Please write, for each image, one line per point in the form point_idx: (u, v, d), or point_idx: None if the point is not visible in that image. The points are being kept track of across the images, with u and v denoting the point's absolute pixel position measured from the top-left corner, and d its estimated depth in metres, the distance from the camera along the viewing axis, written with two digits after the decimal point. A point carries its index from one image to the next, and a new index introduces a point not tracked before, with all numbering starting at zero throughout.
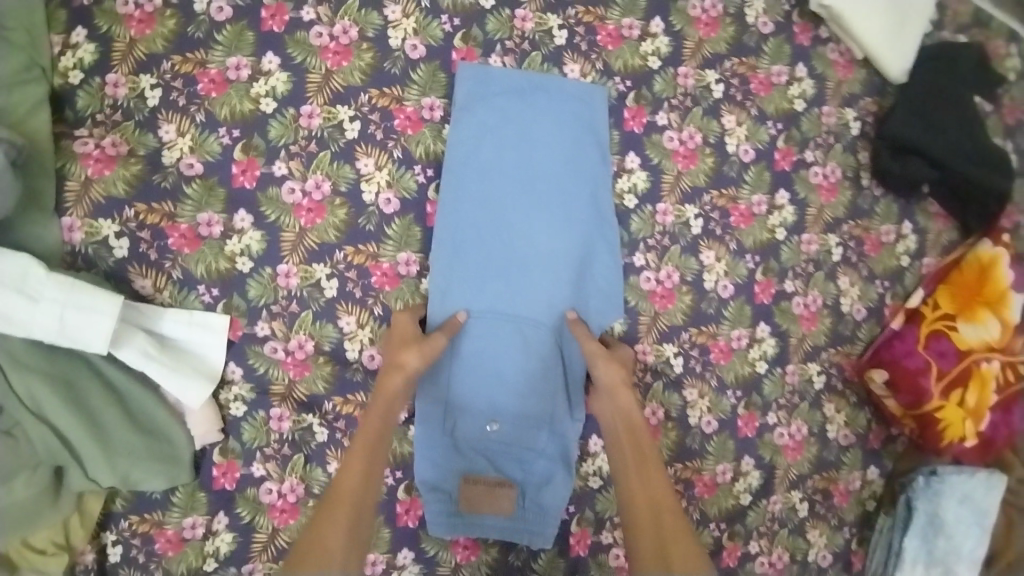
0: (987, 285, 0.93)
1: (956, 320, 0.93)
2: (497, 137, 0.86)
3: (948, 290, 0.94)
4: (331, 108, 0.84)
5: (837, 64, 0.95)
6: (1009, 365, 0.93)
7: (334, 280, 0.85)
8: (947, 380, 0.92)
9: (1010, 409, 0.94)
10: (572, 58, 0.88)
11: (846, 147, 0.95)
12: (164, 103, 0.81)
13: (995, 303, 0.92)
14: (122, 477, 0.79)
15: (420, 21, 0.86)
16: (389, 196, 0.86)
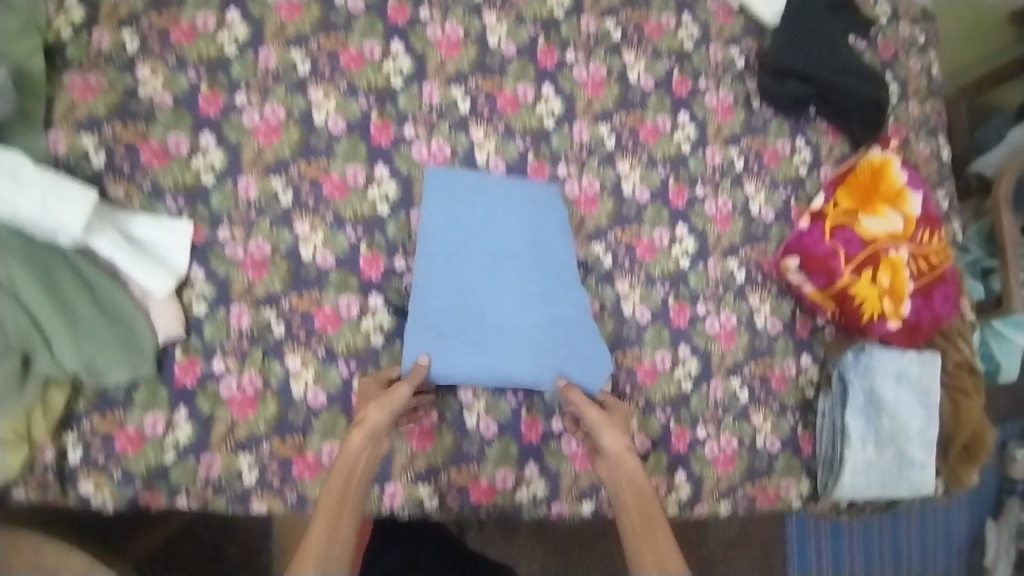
0: (881, 188, 1.05)
1: (857, 213, 1.03)
2: (457, 219, 0.97)
3: (846, 191, 1.05)
4: (264, 178, 0.94)
5: (714, 108, 1.07)
6: (919, 254, 1.04)
7: (282, 323, 0.92)
8: (857, 262, 1.01)
9: (930, 295, 1.04)
10: (476, 123, 1.02)
11: (732, 181, 1.07)
12: (106, 164, 0.90)
13: (893, 199, 1.05)
14: (87, 361, 0.83)
15: (339, 101, 0.98)
16: (326, 252, 0.95)
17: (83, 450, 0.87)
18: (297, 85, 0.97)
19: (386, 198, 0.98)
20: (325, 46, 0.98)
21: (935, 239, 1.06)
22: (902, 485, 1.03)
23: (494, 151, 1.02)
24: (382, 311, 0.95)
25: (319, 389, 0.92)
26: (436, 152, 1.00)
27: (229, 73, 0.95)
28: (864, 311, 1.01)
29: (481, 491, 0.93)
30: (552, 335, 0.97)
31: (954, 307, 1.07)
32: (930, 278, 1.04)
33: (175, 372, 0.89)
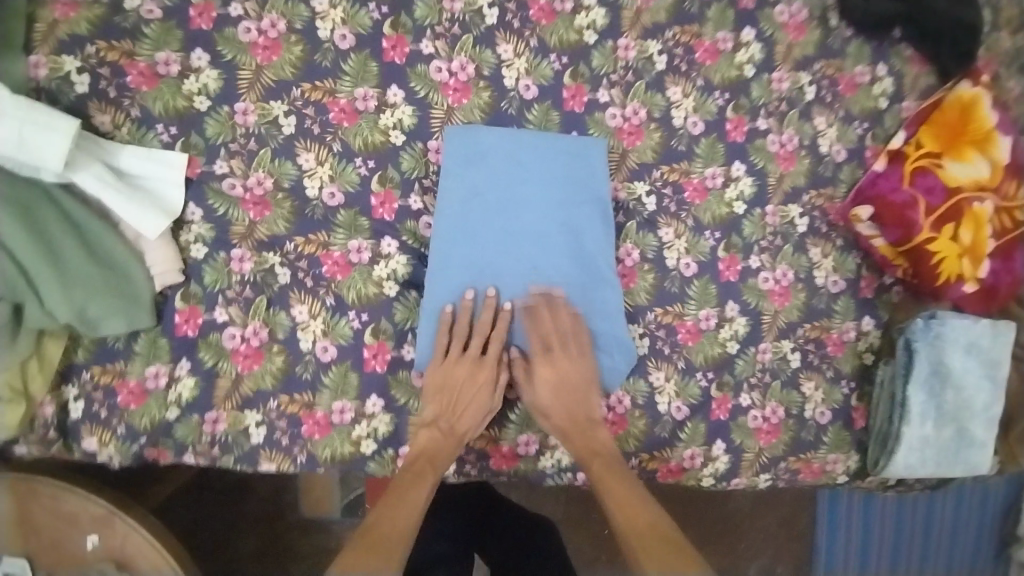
0: (970, 129, 0.89)
1: (942, 157, 0.89)
2: (491, 193, 0.85)
3: (930, 130, 0.89)
4: (264, 104, 0.82)
5: (788, 27, 0.90)
6: (1004, 209, 0.91)
7: (287, 269, 0.83)
8: (938, 215, 0.89)
9: (1011, 257, 0.92)
10: (505, 38, 0.87)
11: (801, 113, 0.91)
12: (92, 92, 0.79)
13: (982, 142, 0.90)
14: (79, 311, 0.75)
15: (347, 10, 0.84)
16: (334, 190, 0.84)
17: (86, 406, 0.81)
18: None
19: (399, 127, 0.85)
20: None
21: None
22: (960, 465, 0.93)
23: (525, 72, 0.87)
24: (397, 256, 0.84)
25: (328, 343, 0.83)
26: (458, 72, 0.86)
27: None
28: (937, 269, 0.90)
29: (502, 457, 0.86)
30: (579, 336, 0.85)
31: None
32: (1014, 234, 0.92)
33: (175, 321, 0.81)
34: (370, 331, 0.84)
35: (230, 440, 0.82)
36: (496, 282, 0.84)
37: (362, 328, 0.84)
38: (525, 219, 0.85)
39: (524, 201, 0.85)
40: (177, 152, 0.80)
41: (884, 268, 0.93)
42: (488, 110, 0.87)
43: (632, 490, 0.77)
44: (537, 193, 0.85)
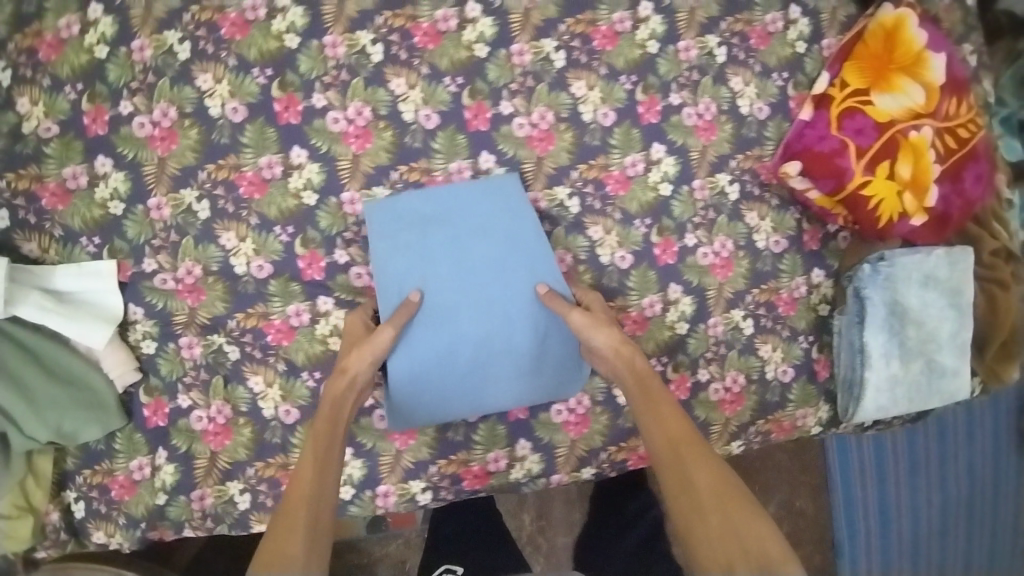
0: (895, 57, 0.88)
1: (870, 93, 0.87)
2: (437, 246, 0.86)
3: (855, 65, 0.88)
4: (175, 194, 0.84)
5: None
6: (945, 130, 0.89)
7: (234, 347, 0.86)
8: (872, 155, 0.87)
9: (959, 177, 0.91)
10: (394, 72, 0.86)
11: (716, 78, 0.90)
12: (19, 222, 0.83)
13: (910, 66, 0.88)
14: (55, 428, 0.80)
15: (232, 82, 0.84)
16: (261, 262, 0.86)
17: (87, 504, 0.86)
18: (183, 73, 0.83)
19: (310, 187, 0.86)
20: (202, 20, 0.83)
21: (964, 109, 0.91)
22: (935, 396, 0.92)
23: (423, 102, 0.87)
24: (335, 312, 0.87)
25: (290, 406, 0.87)
26: (356, 118, 0.86)
27: (107, 80, 0.83)
28: (881, 209, 0.88)
29: (474, 478, 0.89)
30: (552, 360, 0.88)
31: (986, 188, 0.93)
32: (959, 158, 0.90)
33: (144, 415, 0.86)
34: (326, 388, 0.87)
35: (219, 512, 0.87)
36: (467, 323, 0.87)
37: (318, 385, 0.87)
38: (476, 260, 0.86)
39: (480, 252, 0.86)
40: (105, 260, 0.83)
41: (823, 216, 0.91)
42: (394, 149, 0.87)
43: (733, 493, 0.69)
44: (482, 233, 0.87)
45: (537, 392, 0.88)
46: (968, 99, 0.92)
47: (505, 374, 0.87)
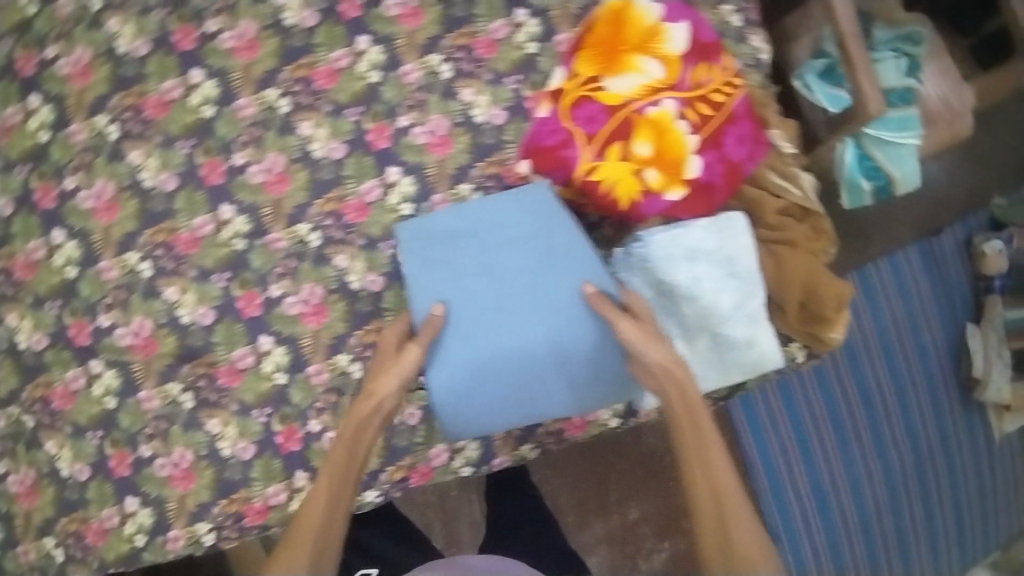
0: (625, 37, 0.94)
1: (597, 83, 0.93)
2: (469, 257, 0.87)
3: (582, 57, 0.94)
4: (292, 228, 0.90)
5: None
6: (692, 100, 0.93)
7: (358, 364, 0.90)
8: (604, 140, 0.91)
9: (721, 143, 0.94)
10: (464, 83, 0.94)
11: (736, 38, 0.99)
12: (158, 271, 0.89)
13: (640, 45, 0.93)
14: None
15: (331, 124, 0.91)
16: (374, 276, 0.91)
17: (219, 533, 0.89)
18: (285, 126, 0.90)
19: (407, 200, 0.92)
20: (297, 77, 0.91)
21: (717, 71, 0.95)
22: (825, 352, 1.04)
23: (491, 102, 0.94)
24: None
25: (413, 408, 0.91)
26: (436, 129, 0.92)
27: (217, 134, 0.90)
28: (615, 193, 0.90)
29: (575, 427, 0.98)
30: (558, 375, 0.88)
31: (755, 146, 0.95)
32: (710, 123, 0.93)
33: (278, 442, 0.89)
34: None
35: (367, 510, 0.94)
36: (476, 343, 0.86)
37: None
38: (501, 270, 0.87)
39: (509, 264, 0.87)
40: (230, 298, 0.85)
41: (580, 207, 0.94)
42: (473, 148, 0.93)
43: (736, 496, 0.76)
44: (503, 246, 0.88)
45: (548, 397, 0.89)
46: (721, 61, 0.95)
47: (506, 370, 0.86)
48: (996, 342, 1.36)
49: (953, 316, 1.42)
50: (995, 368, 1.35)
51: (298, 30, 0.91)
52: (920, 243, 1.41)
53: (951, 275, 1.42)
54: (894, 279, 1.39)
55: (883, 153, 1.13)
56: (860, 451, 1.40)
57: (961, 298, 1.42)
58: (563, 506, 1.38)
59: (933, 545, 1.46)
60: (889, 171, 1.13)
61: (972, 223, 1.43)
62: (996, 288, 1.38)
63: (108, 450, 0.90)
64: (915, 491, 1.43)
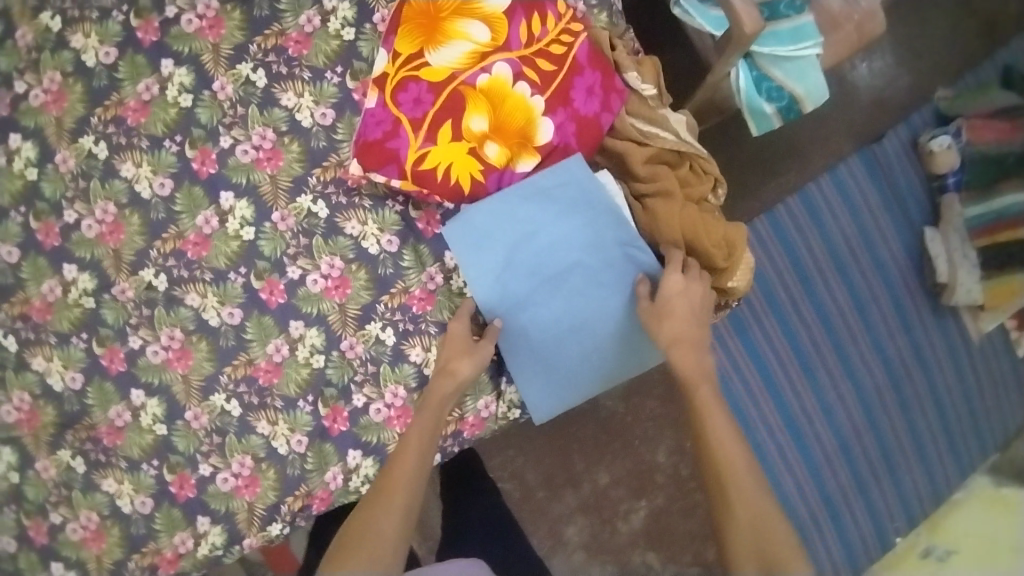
0: (444, 4, 0.85)
1: (422, 61, 0.84)
2: (518, 263, 0.86)
3: (402, 36, 0.85)
4: (136, 276, 0.87)
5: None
6: (529, 59, 0.85)
7: (234, 401, 0.89)
8: (439, 124, 0.83)
9: (571, 99, 0.86)
10: (281, 87, 0.87)
11: None
12: (21, 343, 0.87)
13: (462, 10, 0.85)
14: None
15: (151, 160, 0.87)
16: (230, 309, 0.88)
17: None
18: (108, 169, 0.86)
19: (246, 223, 0.87)
20: (108, 118, 0.86)
21: (551, 21, 0.86)
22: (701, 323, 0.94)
23: (315, 102, 0.88)
24: (309, 332, 0.89)
25: (300, 435, 0.89)
26: (262, 143, 0.87)
27: (44, 196, 0.86)
28: (458, 177, 0.84)
29: (472, 426, 0.91)
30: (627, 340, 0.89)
31: (608, 94, 0.87)
32: (554, 80, 0.85)
33: (173, 491, 0.89)
34: (323, 404, 0.89)
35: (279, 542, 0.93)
36: (557, 322, 0.87)
37: (315, 406, 0.89)
38: (559, 254, 0.86)
39: (556, 241, 0.86)
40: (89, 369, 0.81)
41: (428, 201, 0.88)
42: (305, 156, 0.88)
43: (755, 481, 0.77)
44: (557, 230, 0.86)
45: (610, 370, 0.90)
46: (554, 8, 0.86)
47: (606, 340, 0.88)
48: (960, 243, 1.33)
49: (908, 222, 1.40)
50: (960, 270, 1.32)
51: (99, 68, 0.86)
52: (862, 155, 1.40)
53: (899, 181, 1.41)
54: (837, 193, 1.38)
55: (781, 71, 1.01)
56: (828, 375, 1.36)
57: (914, 202, 1.41)
58: (533, 482, 1.31)
59: (925, 459, 1.40)
60: (792, 89, 1.01)
61: (916, 123, 1.43)
62: (949, 187, 1.37)
63: (21, 522, 0.88)
64: (896, 404, 1.38)
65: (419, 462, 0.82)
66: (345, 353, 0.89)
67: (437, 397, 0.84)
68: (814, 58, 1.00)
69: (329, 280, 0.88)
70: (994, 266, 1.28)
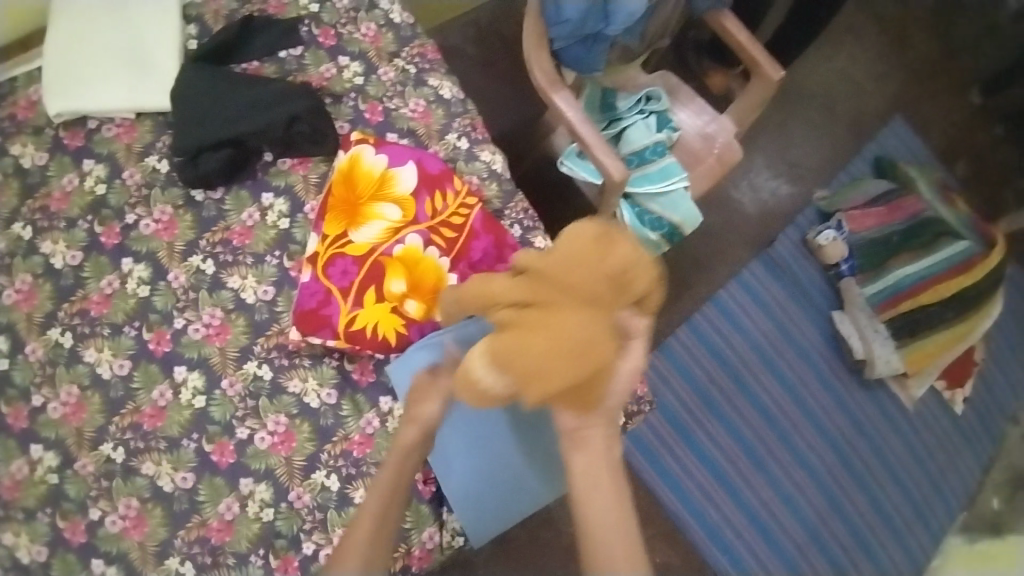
0: (362, 191, 1.04)
1: (347, 237, 1.01)
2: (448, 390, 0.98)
3: (328, 218, 1.02)
4: (94, 450, 0.94)
5: (415, 116, 1.13)
6: (434, 228, 1.03)
7: (188, 562, 0.93)
8: (365, 288, 0.99)
9: (469, 257, 1.04)
10: (228, 273, 1.02)
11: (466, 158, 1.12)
12: None
13: (378, 195, 1.04)
14: None
15: (112, 345, 0.97)
16: (183, 474, 0.95)
17: None
18: (72, 356, 0.96)
19: (198, 392, 0.97)
20: (74, 311, 0.98)
21: (450, 197, 1.05)
22: None
23: (258, 282, 1.02)
24: (258, 488, 0.96)
25: None
26: (211, 321, 1.00)
27: (12, 383, 0.95)
28: (382, 331, 0.99)
29: (419, 559, 0.98)
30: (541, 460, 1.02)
31: (501, 250, 1.06)
32: (458, 243, 1.03)
33: None
34: (273, 555, 0.95)
35: None
36: (483, 451, 1.00)
37: (266, 559, 0.95)
38: None
39: None
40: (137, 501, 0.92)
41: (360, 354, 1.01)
42: (250, 328, 1.00)
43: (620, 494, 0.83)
44: None
45: (532, 486, 1.03)
46: (453, 186, 1.06)
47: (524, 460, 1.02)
48: (867, 319, 1.54)
49: (816, 312, 1.61)
50: (875, 347, 1.53)
51: (67, 269, 0.99)
52: (762, 260, 1.61)
53: (799, 275, 1.62)
54: (749, 297, 1.58)
55: (657, 205, 1.16)
56: (777, 466, 1.51)
57: (818, 293, 1.62)
58: None
59: (886, 522, 1.56)
60: (669, 218, 1.16)
61: (802, 224, 1.65)
62: (845, 273, 1.57)
63: None
64: (842, 474, 1.55)
65: (391, 519, 0.89)
66: (293, 504, 0.96)
67: (406, 455, 0.90)
68: (683, 190, 1.17)
69: (276, 436, 0.97)
70: (903, 336, 1.52)
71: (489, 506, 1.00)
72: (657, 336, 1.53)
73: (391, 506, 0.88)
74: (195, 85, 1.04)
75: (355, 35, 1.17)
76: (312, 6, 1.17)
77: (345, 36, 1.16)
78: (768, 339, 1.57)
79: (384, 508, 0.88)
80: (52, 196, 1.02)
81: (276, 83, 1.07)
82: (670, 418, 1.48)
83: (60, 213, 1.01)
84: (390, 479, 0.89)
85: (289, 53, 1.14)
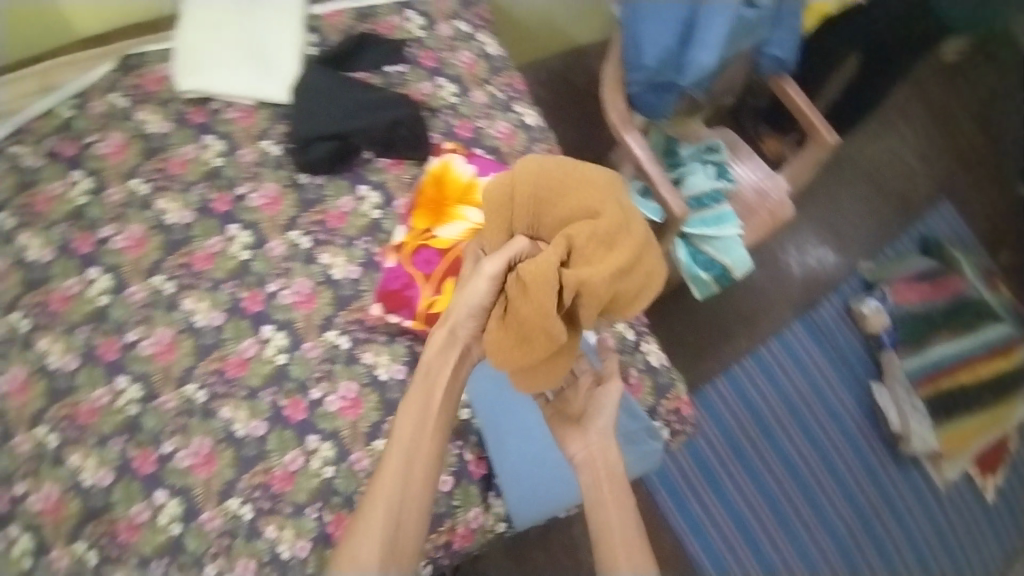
0: (448, 194, 1.17)
1: (432, 232, 1.14)
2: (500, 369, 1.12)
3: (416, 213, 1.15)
4: (179, 390, 1.02)
5: (500, 136, 1.31)
6: None
7: (247, 505, 0.99)
8: (443, 277, 1.11)
9: None
10: (321, 249, 1.12)
11: None
12: (63, 441, 0.98)
13: (462, 200, 1.17)
14: None
15: (209, 298, 1.07)
16: (256, 422, 1.03)
17: None
18: (171, 302, 1.06)
19: (281, 350, 1.07)
20: (179, 263, 1.08)
21: None
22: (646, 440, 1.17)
23: (346, 261, 1.13)
24: (323, 445, 1.03)
25: (303, 540, 0.99)
26: (300, 289, 1.10)
27: (112, 318, 1.04)
28: None
29: (462, 536, 1.04)
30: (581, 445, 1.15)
31: None
32: None
33: None
34: (327, 511, 1.01)
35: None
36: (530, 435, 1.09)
37: (320, 513, 1.01)
38: None
39: None
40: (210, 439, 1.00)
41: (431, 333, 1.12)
42: (334, 300, 1.10)
43: (622, 492, 0.89)
44: None
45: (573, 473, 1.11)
46: None
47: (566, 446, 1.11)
48: (905, 392, 1.63)
49: (851, 377, 1.70)
50: (912, 421, 1.62)
51: (176, 225, 1.10)
52: (806, 323, 1.70)
53: (840, 339, 1.71)
54: (789, 355, 1.67)
55: (712, 247, 1.27)
56: (801, 523, 1.57)
57: (855, 359, 1.71)
58: None
59: None
60: (722, 259, 1.27)
61: (847, 292, 1.76)
62: (886, 344, 1.68)
63: None
64: (863, 539, 1.61)
65: (409, 503, 0.81)
66: (352, 465, 1.03)
67: (424, 446, 0.83)
68: (736, 237, 1.26)
69: (345, 400, 1.06)
70: (940, 412, 1.61)
71: (531, 487, 1.08)
72: (694, 377, 1.61)
73: (410, 503, 0.81)
74: (314, 83, 1.18)
75: (453, 60, 1.33)
76: (419, 31, 1.32)
77: (444, 61, 1.32)
78: (803, 397, 1.65)
79: (394, 513, 0.80)
80: (171, 160, 1.13)
81: (381, 91, 1.20)
82: (700, 462, 1.56)
83: (176, 175, 1.12)
84: (412, 472, 0.82)
85: (394, 69, 1.28)
